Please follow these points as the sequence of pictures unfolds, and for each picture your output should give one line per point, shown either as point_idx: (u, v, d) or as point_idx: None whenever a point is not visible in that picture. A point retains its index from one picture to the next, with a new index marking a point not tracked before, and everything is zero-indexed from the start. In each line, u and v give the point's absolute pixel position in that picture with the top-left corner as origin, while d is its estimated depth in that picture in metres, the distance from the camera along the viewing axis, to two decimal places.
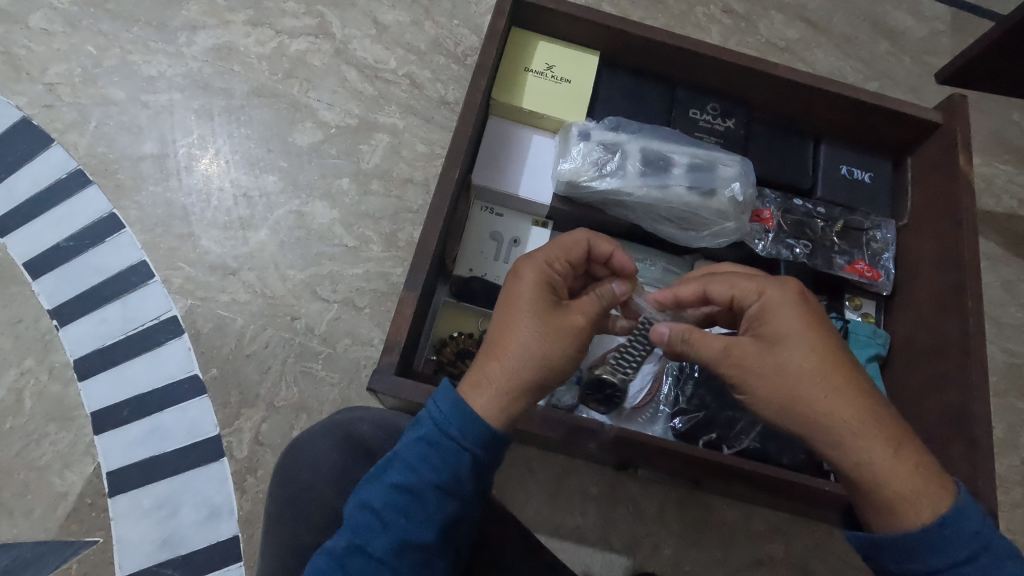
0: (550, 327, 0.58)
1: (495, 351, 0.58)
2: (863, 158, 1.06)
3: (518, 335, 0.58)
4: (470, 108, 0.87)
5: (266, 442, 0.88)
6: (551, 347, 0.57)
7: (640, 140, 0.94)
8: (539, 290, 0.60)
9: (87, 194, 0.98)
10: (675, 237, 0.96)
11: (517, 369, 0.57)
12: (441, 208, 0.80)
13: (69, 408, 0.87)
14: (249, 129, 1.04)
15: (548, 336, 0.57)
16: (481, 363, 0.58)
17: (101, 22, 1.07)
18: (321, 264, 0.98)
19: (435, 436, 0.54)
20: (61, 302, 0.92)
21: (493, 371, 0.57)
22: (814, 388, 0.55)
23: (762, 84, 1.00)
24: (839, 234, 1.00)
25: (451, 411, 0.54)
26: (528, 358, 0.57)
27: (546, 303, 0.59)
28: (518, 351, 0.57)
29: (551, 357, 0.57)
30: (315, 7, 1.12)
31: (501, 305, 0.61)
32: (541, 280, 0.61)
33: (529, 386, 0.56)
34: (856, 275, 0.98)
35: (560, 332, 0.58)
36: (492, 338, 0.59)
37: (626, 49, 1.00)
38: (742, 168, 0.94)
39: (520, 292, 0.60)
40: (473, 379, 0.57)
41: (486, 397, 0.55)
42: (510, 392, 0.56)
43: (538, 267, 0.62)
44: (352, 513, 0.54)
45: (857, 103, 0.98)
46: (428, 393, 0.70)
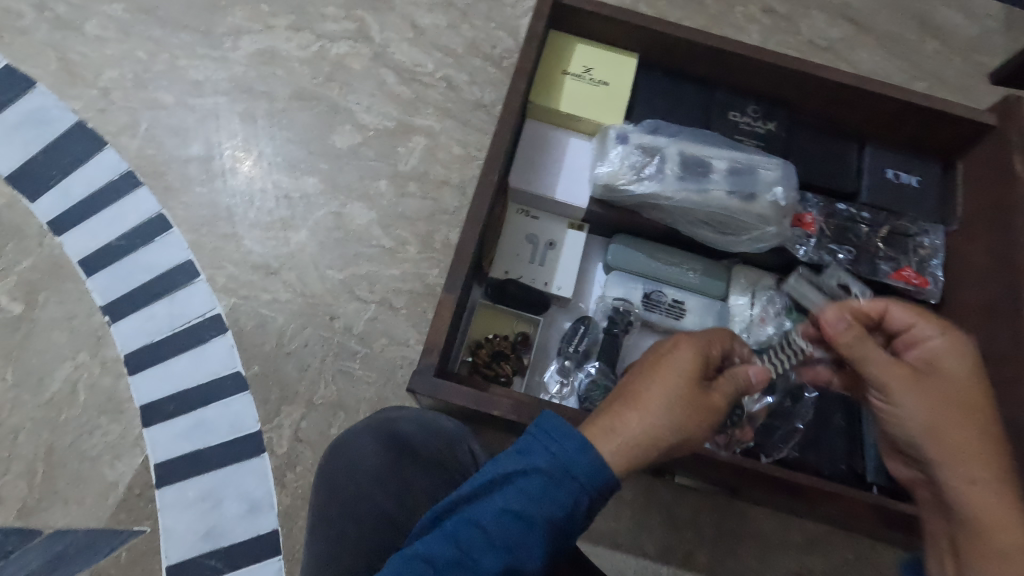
0: (701, 398, 0.58)
1: (641, 411, 0.56)
2: (910, 161, 1.03)
3: (673, 401, 0.57)
4: (511, 111, 0.87)
5: (304, 439, 0.90)
6: (693, 419, 0.57)
7: (679, 143, 0.93)
8: (701, 361, 0.59)
9: (138, 194, 1.02)
10: (713, 241, 0.95)
11: (658, 438, 0.56)
12: (481, 210, 0.80)
13: (118, 401, 0.90)
14: (291, 131, 1.07)
15: (690, 409, 0.57)
16: (615, 410, 0.57)
17: (151, 28, 1.10)
18: (359, 265, 1.00)
19: (546, 462, 0.52)
20: (112, 299, 0.95)
21: (629, 422, 0.56)
22: (952, 428, 0.58)
23: (806, 86, 0.98)
24: (883, 238, 0.98)
25: (581, 451, 0.52)
26: (672, 429, 0.56)
27: (702, 373, 0.59)
28: (667, 419, 0.56)
29: (690, 429, 0.57)
30: (355, 12, 1.14)
31: (651, 365, 0.60)
32: (701, 351, 0.60)
33: (651, 452, 0.56)
34: (903, 282, 0.95)
35: (703, 411, 0.58)
36: (629, 392, 0.58)
37: (666, 52, 0.99)
38: (784, 173, 0.93)
39: (683, 359, 0.59)
40: (611, 431, 0.55)
41: (616, 445, 0.54)
42: (636, 448, 0.55)
43: (700, 340, 0.61)
44: (452, 527, 0.52)
45: (904, 105, 0.96)
46: (465, 395, 0.71)
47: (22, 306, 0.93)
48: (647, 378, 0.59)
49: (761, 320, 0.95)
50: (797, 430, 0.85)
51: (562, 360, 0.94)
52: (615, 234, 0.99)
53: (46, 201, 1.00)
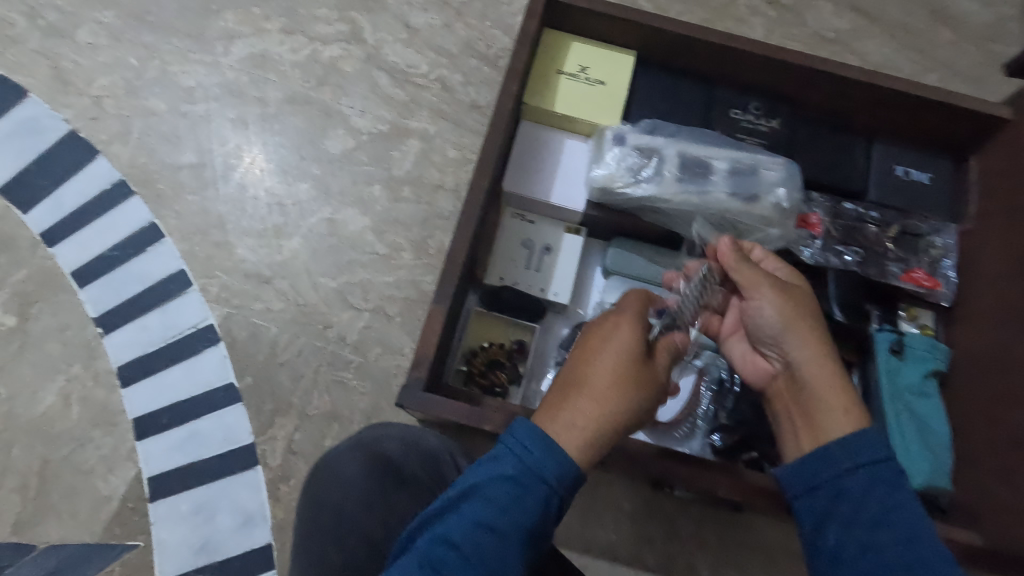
0: (631, 368, 0.59)
1: (579, 393, 0.57)
2: (921, 158, 0.99)
3: (599, 379, 0.58)
4: (503, 114, 0.85)
5: (298, 451, 0.89)
6: (631, 390, 0.58)
7: (677, 143, 0.90)
8: (621, 331, 0.61)
9: (130, 204, 1.01)
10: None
11: (602, 414, 0.56)
12: (472, 217, 0.78)
13: (112, 414, 0.89)
14: (284, 136, 1.05)
15: (637, 379, 0.59)
16: (564, 394, 0.58)
17: (142, 34, 1.09)
18: (353, 272, 0.98)
19: (519, 471, 0.52)
20: (105, 310, 0.95)
21: (584, 406, 0.56)
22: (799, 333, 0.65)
23: (811, 81, 0.94)
24: (891, 238, 0.95)
25: (546, 453, 0.52)
26: (613, 402, 0.57)
27: (628, 342, 0.60)
28: (603, 394, 0.57)
29: (629, 394, 0.58)
30: (347, 13, 1.12)
31: (581, 351, 0.61)
32: (640, 320, 0.62)
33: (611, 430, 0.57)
34: (913, 283, 0.91)
35: (641, 379, 0.59)
36: (573, 374, 0.59)
37: (664, 49, 0.96)
38: (787, 173, 0.89)
39: (596, 338, 0.61)
40: (557, 420, 0.55)
41: (575, 433, 0.55)
42: (596, 431, 0.56)
43: (615, 313, 0.63)
44: (426, 546, 0.51)
45: (915, 99, 0.92)
46: (454, 409, 0.69)
47: (15, 318, 0.92)
48: (570, 364, 0.61)
49: None
50: None
51: (559, 368, 0.92)
52: (614, 238, 0.97)
53: (39, 212, 0.99)
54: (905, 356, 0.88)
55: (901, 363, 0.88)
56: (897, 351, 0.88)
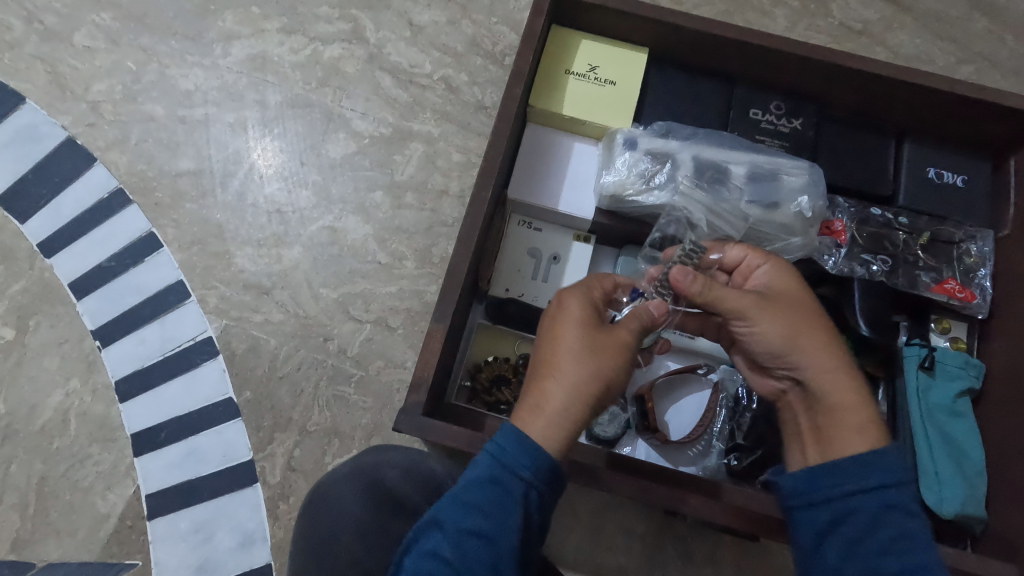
0: (594, 342, 0.57)
1: (545, 376, 0.56)
2: (955, 159, 0.92)
3: (562, 360, 0.56)
4: (507, 119, 0.80)
5: (298, 468, 0.86)
6: (601, 361, 0.56)
7: (692, 147, 0.85)
8: (574, 308, 0.59)
9: (127, 213, 0.98)
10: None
11: (574, 389, 0.55)
12: (473, 230, 0.74)
13: (110, 429, 0.88)
14: (284, 141, 1.02)
15: (599, 350, 0.56)
16: (536, 385, 0.56)
17: (140, 36, 1.06)
18: (354, 282, 0.95)
19: (497, 472, 0.51)
20: (103, 322, 0.93)
21: (549, 389, 0.55)
22: (808, 340, 0.63)
23: (837, 78, 0.88)
24: (922, 245, 0.89)
25: (516, 449, 0.51)
26: (583, 376, 0.55)
27: (582, 318, 0.58)
28: (570, 371, 0.55)
29: (598, 365, 0.56)
30: (349, 11, 1.08)
31: (539, 335, 0.60)
32: (587, 300, 0.61)
33: (587, 402, 0.55)
34: (946, 295, 0.85)
35: (614, 351, 0.57)
36: (539, 362, 0.58)
37: (679, 45, 0.91)
38: (811, 178, 0.84)
39: (551, 320, 0.60)
40: (537, 411, 0.54)
41: (548, 418, 0.53)
42: (566, 410, 0.54)
43: (564, 293, 0.61)
44: (413, 565, 0.50)
45: (950, 97, 0.86)
46: (455, 435, 0.66)
47: (13, 331, 0.91)
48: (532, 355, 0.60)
49: None
50: None
51: None
52: (624, 246, 0.92)
53: (36, 222, 0.98)
54: (934, 373, 0.82)
55: (931, 380, 0.82)
56: (927, 367, 0.82)
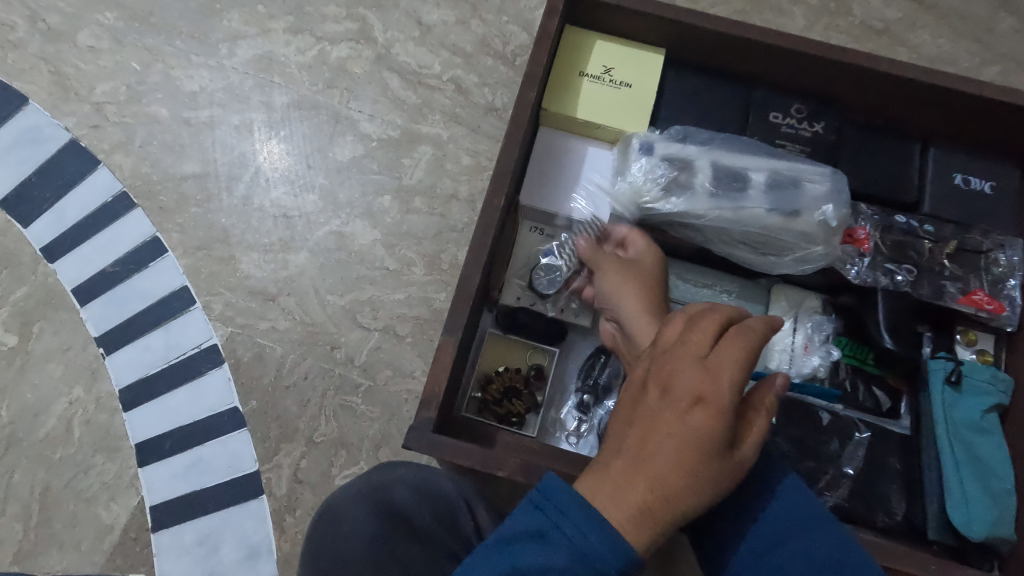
0: (712, 453, 0.48)
1: (645, 466, 0.48)
2: (983, 164, 0.89)
3: (665, 455, 0.48)
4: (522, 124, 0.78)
5: (305, 480, 0.85)
6: (706, 480, 0.48)
7: (710, 152, 0.82)
8: (715, 396, 0.49)
9: (132, 217, 0.97)
10: (751, 263, 0.84)
11: (669, 502, 0.47)
12: (485, 240, 0.72)
13: (114, 439, 0.87)
14: (290, 143, 1.00)
15: (710, 463, 0.48)
16: (627, 470, 0.48)
17: (145, 36, 1.04)
18: (362, 289, 0.93)
19: (544, 526, 0.47)
20: (106, 329, 0.91)
21: (641, 486, 0.47)
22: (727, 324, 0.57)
23: (861, 81, 0.85)
24: (948, 254, 0.85)
25: (568, 505, 0.47)
26: (682, 492, 0.47)
27: (717, 418, 0.48)
28: (672, 480, 0.47)
29: (702, 486, 0.48)
30: (356, 10, 1.05)
31: (656, 398, 0.51)
32: (729, 393, 0.49)
33: (676, 513, 0.48)
34: (973, 307, 0.83)
35: (725, 471, 0.49)
36: (639, 444, 0.49)
37: (698, 47, 0.88)
38: (834, 185, 0.81)
39: (678, 387, 0.50)
40: (616, 494, 0.47)
41: (633, 519, 0.46)
42: (652, 517, 0.47)
43: (715, 363, 0.50)
44: None
45: (979, 101, 0.83)
46: (466, 452, 0.64)
47: (17, 338, 0.90)
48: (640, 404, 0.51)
49: (804, 349, 0.86)
50: (846, 476, 0.80)
51: (580, 395, 0.86)
52: None
53: (40, 226, 0.96)
54: (961, 388, 0.79)
55: (958, 396, 0.79)
56: (953, 382, 0.79)
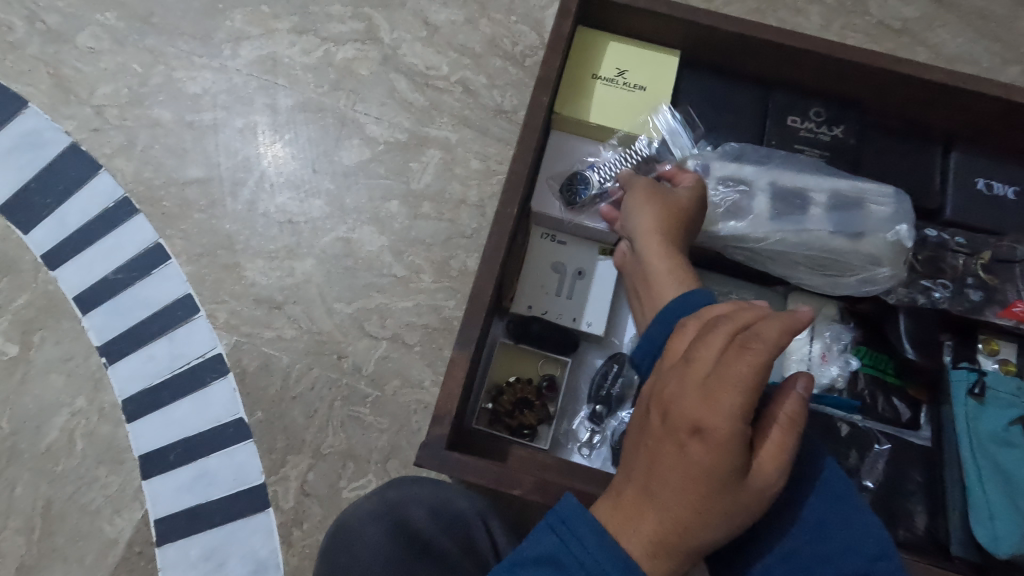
0: (722, 485, 0.44)
1: (653, 499, 0.45)
2: (1007, 169, 0.87)
3: (669, 489, 0.45)
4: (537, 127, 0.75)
5: (312, 493, 0.83)
6: (720, 512, 0.44)
7: (769, 172, 0.81)
8: (716, 425, 0.44)
9: (134, 223, 0.95)
10: (814, 285, 0.82)
11: (683, 535, 0.44)
12: (497, 251, 0.70)
13: (118, 451, 0.85)
14: (296, 147, 0.98)
15: (724, 495, 0.44)
16: (638, 501, 0.46)
17: (146, 37, 1.02)
18: (369, 297, 0.91)
19: (559, 552, 0.45)
20: (109, 338, 0.90)
21: (652, 519, 0.45)
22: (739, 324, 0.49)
23: (882, 83, 0.83)
24: (979, 264, 0.82)
25: (584, 530, 0.45)
26: (694, 526, 0.44)
27: (723, 447, 0.44)
28: (680, 515, 0.44)
29: (717, 518, 0.45)
30: (362, 10, 1.03)
31: (658, 425, 0.47)
32: (735, 420, 0.44)
33: (694, 546, 0.45)
34: (1014, 321, 0.79)
35: (743, 499, 0.45)
36: (648, 475, 0.46)
37: (713, 48, 0.85)
38: (898, 207, 0.79)
39: (677, 414, 0.46)
40: (630, 529, 0.45)
41: (648, 553, 0.44)
42: (668, 552, 0.44)
43: (714, 386, 0.44)
44: None
45: (1004, 105, 0.80)
46: (481, 471, 0.62)
47: (18, 347, 0.88)
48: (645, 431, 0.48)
49: (823, 358, 0.84)
50: (865, 489, 0.78)
51: (592, 406, 0.84)
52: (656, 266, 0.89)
53: (40, 233, 0.94)
54: (986, 401, 0.76)
55: (982, 408, 0.76)
56: (977, 394, 0.76)
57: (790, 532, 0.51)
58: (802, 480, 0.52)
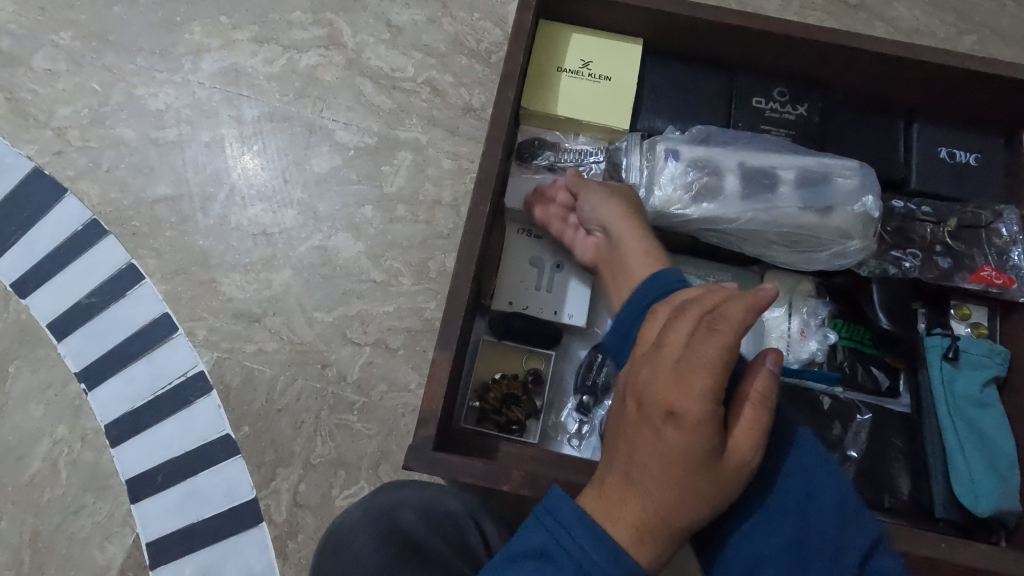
0: (700, 465, 0.45)
1: (635, 484, 0.46)
2: (967, 137, 0.89)
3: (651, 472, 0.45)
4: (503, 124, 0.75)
5: (305, 504, 0.83)
6: (700, 494, 0.45)
7: (737, 153, 0.81)
8: (688, 408, 0.44)
9: (105, 245, 0.93)
10: (788, 263, 0.83)
11: (667, 517, 0.45)
12: (473, 250, 0.70)
13: (103, 477, 0.84)
14: (265, 157, 0.97)
15: (703, 475, 0.45)
16: (621, 488, 0.46)
17: (104, 55, 1.00)
18: (350, 304, 0.90)
19: (548, 543, 0.45)
20: (86, 363, 0.88)
21: (636, 505, 0.45)
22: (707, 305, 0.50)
23: (842, 59, 0.84)
24: (948, 231, 0.85)
25: (572, 520, 0.46)
26: (675, 509, 0.45)
27: (698, 427, 0.44)
28: (663, 498, 0.45)
29: (699, 498, 0.45)
30: (322, 15, 1.02)
31: (635, 411, 0.47)
32: (708, 401, 0.44)
33: (679, 528, 0.46)
34: (982, 283, 0.82)
35: (722, 477, 0.46)
36: (629, 462, 0.47)
37: (675, 34, 0.86)
38: (863, 179, 0.80)
39: (650, 399, 0.46)
40: (615, 517, 0.46)
41: (634, 539, 0.45)
42: (654, 536, 0.45)
43: (685, 368, 0.45)
44: None
45: (961, 74, 0.82)
46: (470, 469, 0.62)
47: None
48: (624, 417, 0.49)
49: (801, 334, 0.85)
50: (850, 459, 0.79)
51: (579, 396, 0.84)
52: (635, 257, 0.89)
53: (8, 261, 0.92)
54: (958, 364, 0.79)
55: (956, 371, 0.79)
56: (951, 358, 0.79)
57: (774, 509, 0.51)
58: (784, 457, 0.53)
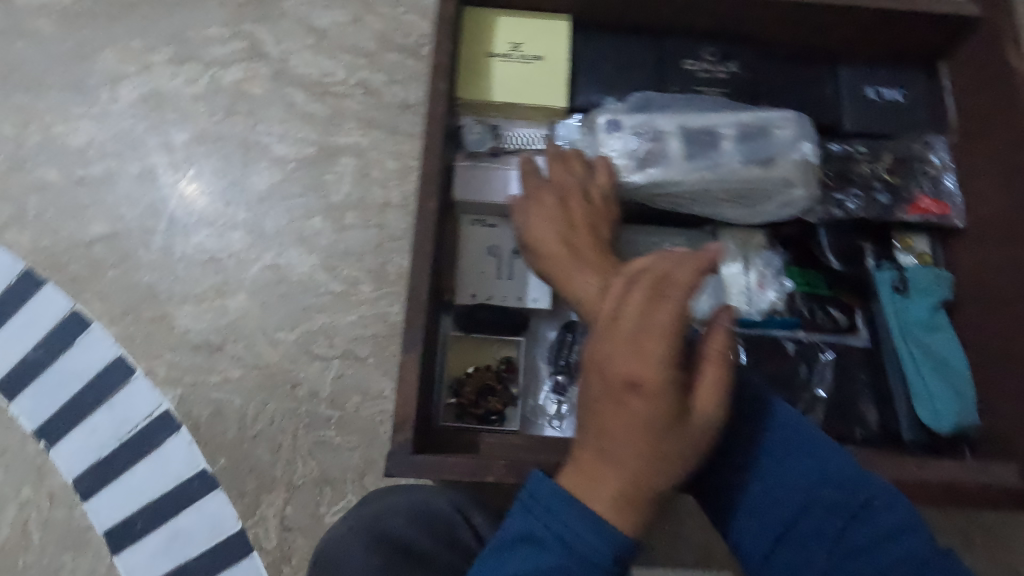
0: (667, 429, 0.46)
1: (606, 457, 0.46)
2: (891, 75, 0.91)
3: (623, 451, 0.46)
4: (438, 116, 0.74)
5: (294, 526, 0.81)
6: (671, 457, 0.46)
7: (677, 117, 0.82)
8: (648, 375, 0.45)
9: (44, 294, 0.89)
10: (738, 219, 0.85)
11: (642, 485, 0.46)
12: (427, 244, 0.69)
13: (79, 533, 0.81)
14: (201, 181, 0.93)
15: (672, 437, 0.46)
16: (592, 461, 0.47)
17: (12, 95, 0.95)
18: (312, 319, 0.89)
19: (533, 527, 0.46)
20: (44, 420, 0.85)
21: (609, 475, 0.46)
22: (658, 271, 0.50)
23: (763, 13, 0.86)
24: (886, 168, 0.87)
25: (556, 501, 0.46)
26: (649, 476, 0.46)
27: (660, 393, 0.45)
28: (635, 466, 0.46)
29: (669, 462, 0.46)
30: (241, 26, 0.98)
31: (598, 385, 0.47)
32: (667, 365, 0.45)
33: (655, 493, 0.46)
34: (922, 214, 0.85)
35: (690, 438, 0.47)
36: (598, 434, 0.47)
37: (601, 8, 0.87)
38: (800, 127, 0.82)
39: (612, 371, 0.46)
40: (591, 487, 0.46)
41: (611, 509, 0.46)
42: (631, 503, 0.46)
43: (642, 335, 0.46)
44: None
45: (876, 14, 0.85)
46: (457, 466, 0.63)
47: None
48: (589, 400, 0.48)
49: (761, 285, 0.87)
50: (821, 400, 0.82)
51: (555, 377, 0.86)
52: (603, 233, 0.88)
53: None
54: (907, 292, 0.83)
55: (906, 301, 0.83)
56: (897, 287, 0.83)
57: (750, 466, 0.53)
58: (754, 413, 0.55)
